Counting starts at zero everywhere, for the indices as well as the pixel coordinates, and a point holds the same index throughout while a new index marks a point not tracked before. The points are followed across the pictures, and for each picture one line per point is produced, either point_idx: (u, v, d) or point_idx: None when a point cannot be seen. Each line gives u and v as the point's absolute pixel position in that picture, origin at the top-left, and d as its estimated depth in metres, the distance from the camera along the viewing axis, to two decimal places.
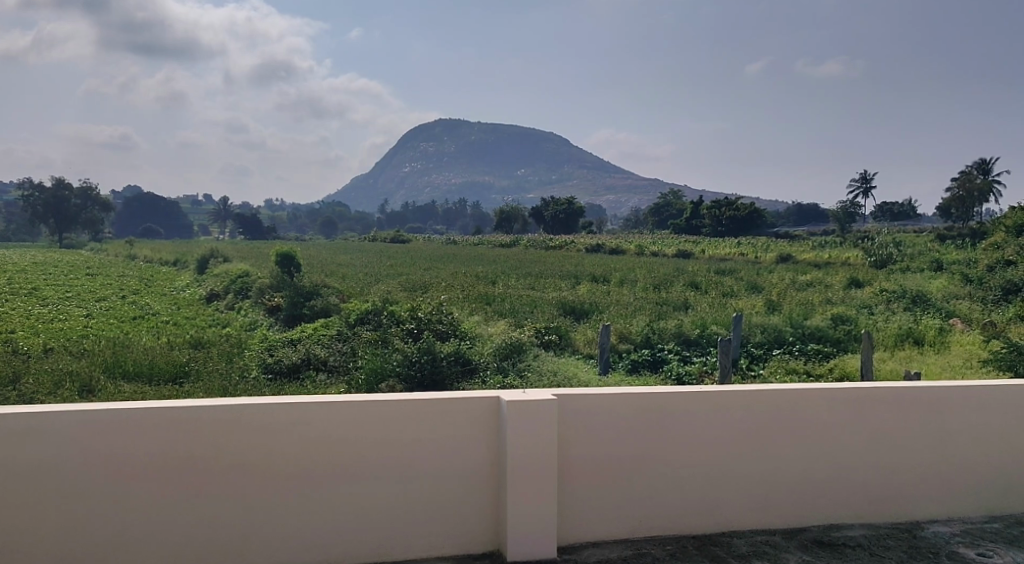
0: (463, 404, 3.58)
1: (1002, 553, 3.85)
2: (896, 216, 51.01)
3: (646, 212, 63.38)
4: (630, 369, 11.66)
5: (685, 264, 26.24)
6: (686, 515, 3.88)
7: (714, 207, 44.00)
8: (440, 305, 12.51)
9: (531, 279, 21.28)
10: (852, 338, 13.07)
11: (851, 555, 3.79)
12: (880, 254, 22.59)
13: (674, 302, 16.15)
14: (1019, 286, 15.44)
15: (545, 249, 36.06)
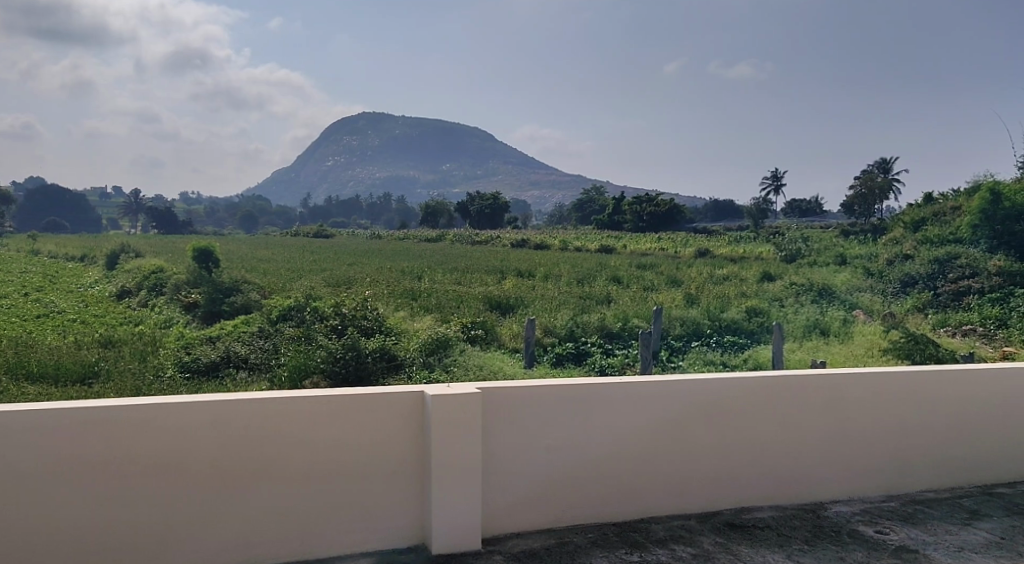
0: (387, 399, 3.60)
1: (897, 530, 4.12)
2: (804, 213, 53.32)
3: (570, 208, 64.20)
4: (555, 363, 11.84)
5: (607, 258, 26.73)
6: (607, 502, 4.01)
7: (635, 203, 44.96)
8: (365, 299, 12.35)
9: (456, 274, 21.26)
10: (765, 330, 13.65)
11: (761, 536, 3.98)
12: (790, 249, 23.59)
13: (596, 296, 16.47)
14: (915, 279, 16.48)
15: (471, 244, 36.05)
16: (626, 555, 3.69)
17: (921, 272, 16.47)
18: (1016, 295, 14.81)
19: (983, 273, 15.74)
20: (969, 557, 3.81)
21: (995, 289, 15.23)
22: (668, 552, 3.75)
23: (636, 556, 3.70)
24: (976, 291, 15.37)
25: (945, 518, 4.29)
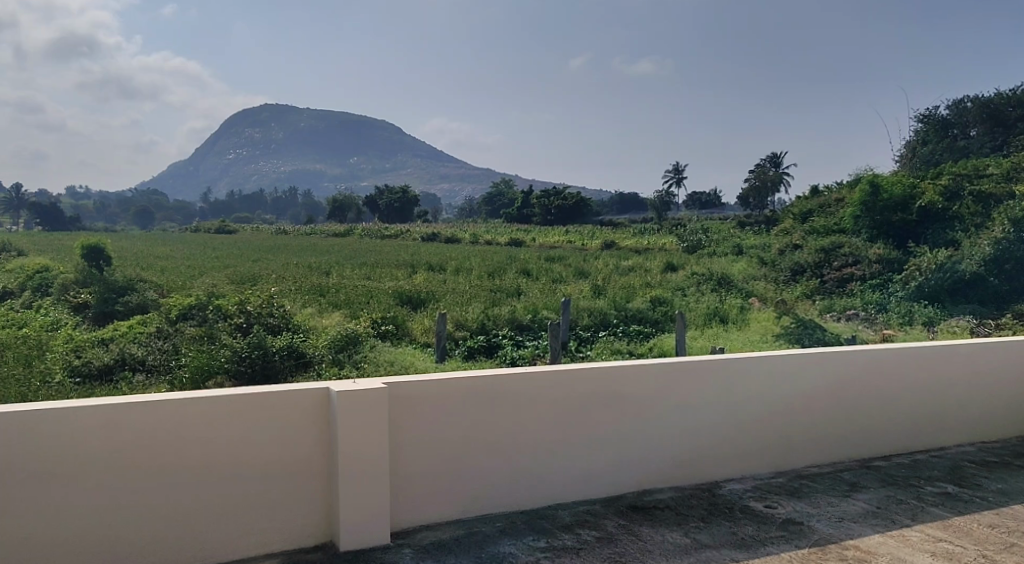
0: (291, 395, 3.56)
1: (784, 504, 4.37)
2: (704, 205, 55.20)
3: (480, 202, 64.42)
4: (466, 356, 11.85)
5: (517, 251, 26.95)
6: (515, 492, 4.09)
7: (544, 197, 45.54)
8: (271, 297, 12.00)
9: (365, 269, 20.98)
10: (669, 319, 14.11)
11: (660, 517, 4.15)
12: (691, 240, 24.49)
13: (507, 289, 16.60)
14: (804, 267, 17.46)
15: (380, 238, 35.57)
16: (533, 542, 3.78)
17: (809, 260, 17.43)
18: (894, 279, 15.52)
19: (864, 261, 16.57)
20: (848, 526, 4.08)
21: (876, 276, 16.03)
22: (574, 537, 3.86)
23: (543, 542, 3.79)
24: (859, 278, 16.19)
25: (829, 491, 4.57)
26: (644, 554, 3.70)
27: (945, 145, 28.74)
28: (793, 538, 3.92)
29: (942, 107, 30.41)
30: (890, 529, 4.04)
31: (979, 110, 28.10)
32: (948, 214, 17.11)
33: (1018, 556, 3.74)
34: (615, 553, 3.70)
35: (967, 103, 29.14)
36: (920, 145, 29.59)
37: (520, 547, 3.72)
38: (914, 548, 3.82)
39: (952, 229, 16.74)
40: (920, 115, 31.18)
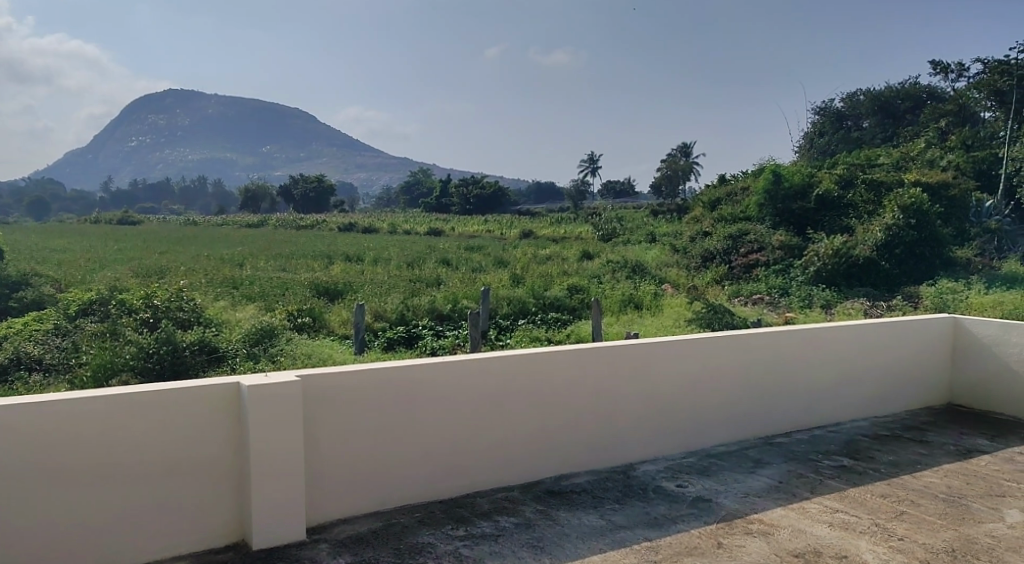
0: (199, 390, 3.45)
1: (694, 483, 4.53)
2: (618, 194, 56.44)
3: (397, 191, 63.88)
4: (385, 347, 11.71)
5: (436, 241, 26.84)
6: (434, 481, 4.09)
7: (462, 186, 45.53)
8: (179, 289, 11.59)
9: (280, 260, 20.48)
10: (585, 306, 14.33)
11: (577, 500, 4.23)
12: (606, 229, 25.00)
13: (426, 278, 16.52)
14: (714, 254, 18.14)
15: (295, 229, 34.81)
16: (453, 531, 3.80)
17: (717, 247, 18.11)
18: (795, 265, 16.19)
19: (768, 247, 17.18)
20: (753, 501, 4.26)
21: (779, 262, 16.68)
22: (492, 524, 3.90)
23: (462, 530, 3.81)
24: (764, 264, 16.85)
25: (735, 468, 4.76)
26: (562, 538, 3.77)
27: (839, 136, 30.20)
28: (702, 515, 4.07)
29: (837, 99, 31.88)
30: (792, 502, 4.24)
31: (870, 102, 29.57)
32: (844, 201, 17.79)
33: (907, 522, 3.97)
34: (533, 539, 3.75)
35: (860, 96, 30.67)
36: (817, 135, 30.96)
37: (440, 536, 3.74)
38: (814, 519, 4.02)
39: (847, 216, 17.46)
40: (818, 106, 32.60)
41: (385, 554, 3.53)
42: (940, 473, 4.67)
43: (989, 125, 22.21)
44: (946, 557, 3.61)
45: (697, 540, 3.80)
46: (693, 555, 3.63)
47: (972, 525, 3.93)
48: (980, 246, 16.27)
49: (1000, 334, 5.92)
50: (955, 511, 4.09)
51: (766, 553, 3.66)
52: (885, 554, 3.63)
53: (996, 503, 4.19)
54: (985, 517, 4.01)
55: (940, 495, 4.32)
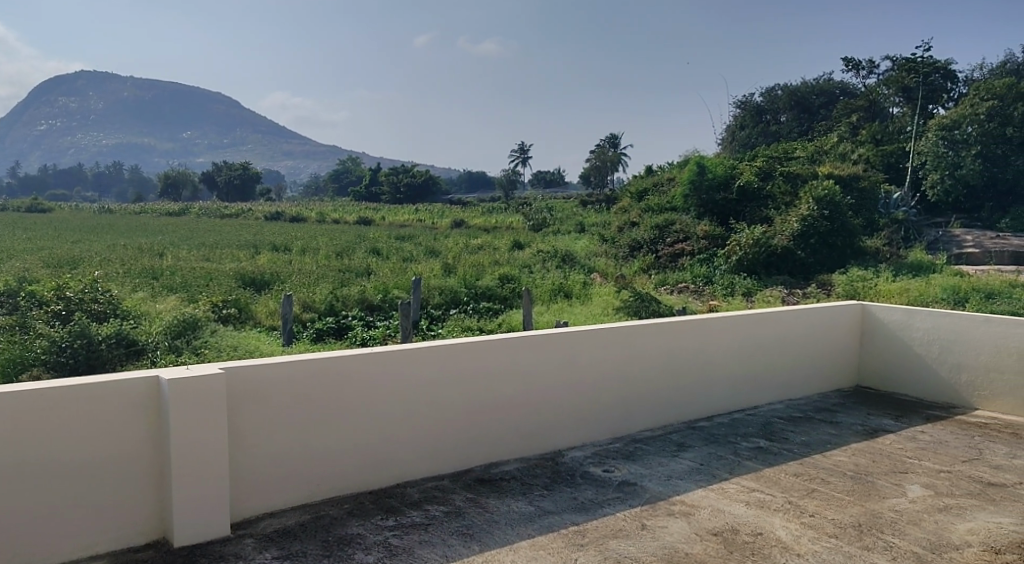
0: (117, 386, 3.35)
1: (620, 467, 4.64)
2: (548, 184, 56.94)
3: (325, 179, 62.77)
4: (314, 339, 11.52)
5: (366, 230, 26.49)
6: (363, 472, 4.07)
7: (392, 175, 45.05)
8: (94, 280, 11.12)
9: (204, 250, 19.83)
10: (517, 295, 14.39)
11: (506, 488, 4.28)
12: (537, 219, 25.18)
13: (356, 268, 16.30)
14: (641, 244, 18.54)
15: (219, 217, 33.79)
16: (382, 522, 3.79)
17: (645, 237, 18.51)
18: (718, 254, 16.65)
19: (693, 237, 17.62)
20: (675, 483, 4.40)
21: (703, 251, 17.11)
22: (422, 513, 3.91)
23: (392, 520, 3.81)
24: (689, 253, 17.25)
25: (660, 452, 4.90)
26: (491, 525, 3.81)
27: (759, 130, 31.11)
28: (627, 499, 4.18)
29: (757, 94, 32.75)
30: (712, 483, 4.40)
31: (787, 97, 30.43)
32: (763, 193, 18.30)
33: (817, 499, 4.17)
34: (464, 526, 3.79)
35: (778, 91, 31.65)
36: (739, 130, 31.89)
37: (369, 527, 3.73)
38: (732, 499, 4.18)
39: (766, 207, 18.01)
40: (739, 100, 33.46)
41: (312, 546, 3.51)
42: (849, 452, 4.91)
43: (896, 120, 23.17)
44: (853, 531, 3.80)
45: (622, 522, 3.90)
46: (617, 537, 3.73)
47: (877, 500, 4.15)
48: (889, 236, 16.98)
49: (904, 319, 6.25)
50: (861, 488, 4.31)
51: (687, 533, 3.79)
52: (797, 530, 3.81)
53: (899, 479, 4.44)
54: (889, 493, 4.24)
55: (848, 473, 4.54)
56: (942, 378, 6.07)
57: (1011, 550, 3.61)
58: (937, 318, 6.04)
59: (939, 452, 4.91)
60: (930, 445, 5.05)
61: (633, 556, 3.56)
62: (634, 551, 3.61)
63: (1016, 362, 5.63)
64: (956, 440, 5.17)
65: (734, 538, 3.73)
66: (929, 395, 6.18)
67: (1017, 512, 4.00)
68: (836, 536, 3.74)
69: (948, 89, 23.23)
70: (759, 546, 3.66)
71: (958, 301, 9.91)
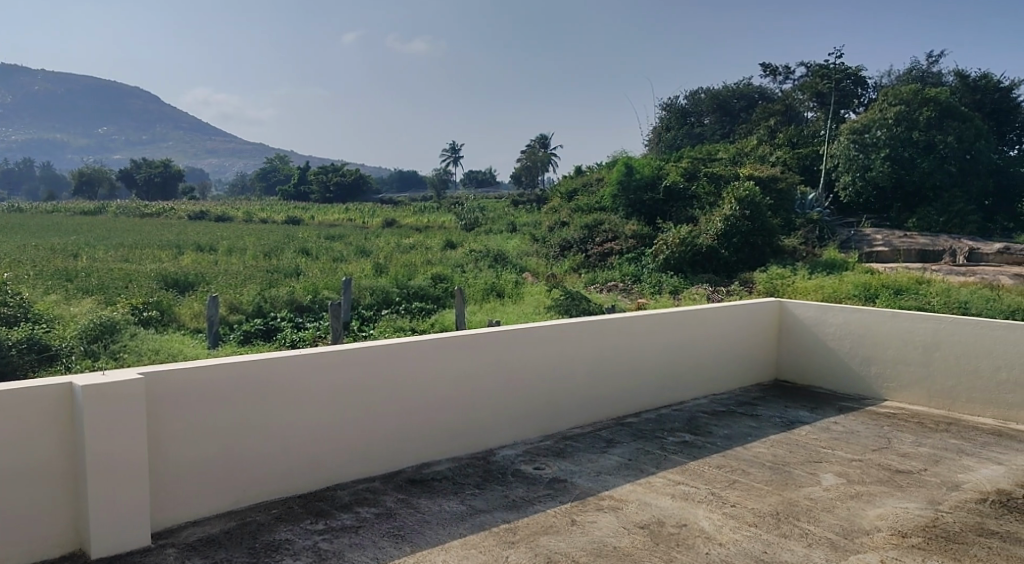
0: (29, 392, 3.21)
1: (551, 465, 4.70)
2: (480, 184, 57.06)
3: (251, 178, 61.32)
4: (241, 341, 11.24)
5: (295, 230, 25.95)
6: (291, 475, 4.01)
7: (321, 174, 44.31)
8: (3, 282, 10.56)
9: (123, 250, 19.10)
10: (449, 294, 14.35)
11: (438, 487, 4.28)
12: (468, 218, 25.21)
13: (284, 269, 15.98)
14: (571, 243, 18.77)
15: (139, 216, 32.62)
16: (311, 526, 3.74)
17: (575, 237, 18.75)
18: (646, 253, 17.00)
19: (621, 236, 17.96)
20: (604, 478, 4.49)
21: (631, 250, 17.43)
22: (352, 516, 3.87)
23: (321, 524, 3.77)
24: (618, 252, 17.56)
25: (589, 449, 4.98)
26: (423, 525, 3.81)
27: (684, 131, 31.94)
28: (558, 495, 4.24)
29: (682, 96, 33.53)
30: (639, 477, 4.50)
31: (710, 100, 31.24)
32: (688, 193, 18.76)
33: (738, 490, 4.31)
34: (394, 527, 3.77)
35: (701, 94, 32.49)
36: (665, 131, 32.72)
37: (297, 532, 3.68)
38: (658, 493, 4.29)
39: (691, 207, 18.45)
40: (664, 102, 34.18)
41: (238, 554, 3.44)
42: (768, 443, 5.09)
43: (811, 125, 24.08)
44: (771, 520, 3.94)
45: (552, 519, 3.95)
46: (548, 533, 3.78)
47: (794, 489, 4.32)
48: (805, 234, 17.62)
49: (818, 315, 6.52)
50: (780, 478, 4.48)
51: (615, 527, 3.86)
52: (720, 521, 3.93)
53: (814, 468, 4.63)
54: (805, 482, 4.42)
55: (768, 464, 4.71)
56: (853, 370, 6.35)
57: (916, 533, 3.81)
58: (849, 314, 6.32)
59: (851, 442, 5.14)
60: (842, 435, 5.29)
61: (562, 551, 3.62)
62: (564, 547, 3.66)
63: (921, 354, 5.94)
64: (866, 430, 5.42)
65: (661, 530, 3.83)
66: (841, 387, 6.46)
67: (922, 498, 4.23)
68: (755, 525, 3.88)
69: (858, 94, 24.28)
70: (683, 537, 3.77)
71: (869, 297, 10.38)
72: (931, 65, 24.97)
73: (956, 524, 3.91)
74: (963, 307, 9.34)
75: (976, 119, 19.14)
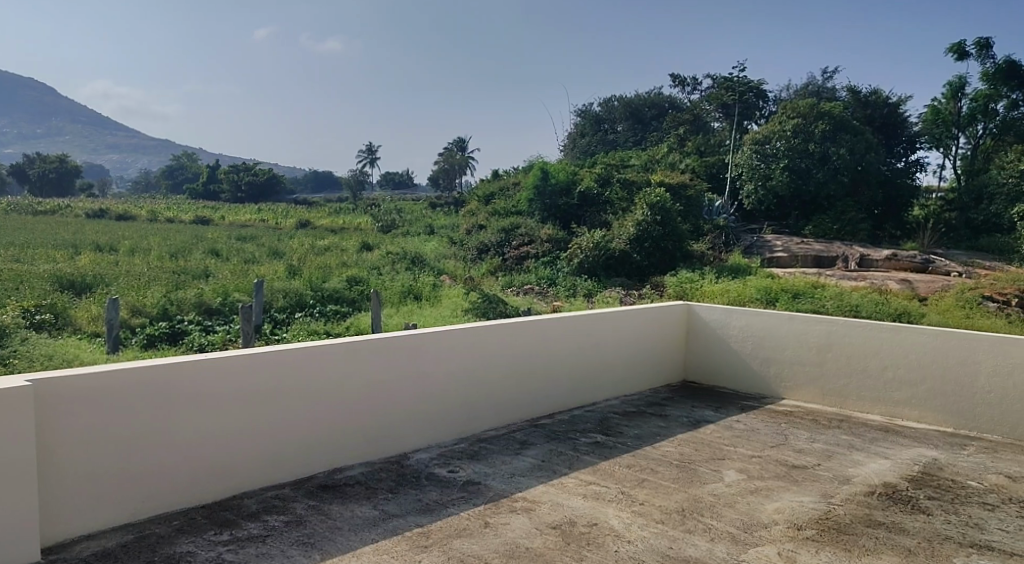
0: None
1: (465, 467, 4.70)
2: (398, 185, 56.68)
3: (156, 175, 59.02)
4: (144, 346, 10.78)
5: (203, 230, 25.08)
6: (195, 485, 3.87)
7: (232, 173, 43.00)
8: None
9: (14, 249, 17.99)
10: (365, 297, 14.16)
11: (351, 493, 4.22)
12: (385, 220, 24.98)
13: (192, 270, 15.42)
14: (488, 247, 18.84)
15: (32, 214, 30.76)
16: (215, 536, 3.63)
17: (492, 240, 18.84)
18: (561, 257, 17.23)
19: (537, 240, 18.15)
20: (518, 480, 4.53)
21: (546, 254, 17.64)
22: (259, 524, 3.77)
23: (226, 534, 3.66)
24: (533, 256, 17.74)
25: (503, 451, 5.01)
26: (334, 532, 3.74)
27: (598, 138, 32.60)
28: (471, 498, 4.25)
29: (597, 103, 34.19)
30: (552, 478, 4.56)
31: (623, 108, 31.98)
32: (602, 198, 19.14)
33: (646, 488, 4.42)
34: (304, 535, 3.70)
35: (614, 101, 33.25)
36: (580, 137, 33.33)
37: (200, 543, 3.55)
38: (570, 493, 4.36)
39: (605, 212, 18.82)
40: (579, 108, 34.78)
41: None
42: (675, 442, 5.24)
43: (717, 134, 24.95)
44: (676, 516, 4.07)
45: (465, 522, 3.96)
46: (461, 537, 3.79)
47: (698, 486, 4.46)
48: (712, 240, 18.22)
49: (722, 318, 6.77)
50: (686, 476, 4.63)
51: (527, 528, 3.90)
52: (629, 519, 4.02)
53: (717, 466, 4.80)
54: (709, 478, 4.58)
55: (674, 462, 4.85)
56: (755, 371, 6.61)
57: (810, 526, 4.00)
58: (750, 317, 6.59)
59: (751, 439, 5.35)
60: (744, 433, 5.50)
61: (475, 553, 3.63)
62: (477, 549, 3.67)
63: (815, 355, 6.25)
64: (766, 427, 5.67)
65: (572, 530, 3.89)
66: (743, 387, 6.71)
67: (816, 492, 4.45)
68: (661, 522, 3.99)
69: (760, 107, 25.27)
70: (594, 536, 3.84)
71: (769, 301, 10.83)
72: (826, 81, 26.25)
73: (847, 516, 4.13)
74: (855, 310, 9.88)
75: (867, 134, 20.13)
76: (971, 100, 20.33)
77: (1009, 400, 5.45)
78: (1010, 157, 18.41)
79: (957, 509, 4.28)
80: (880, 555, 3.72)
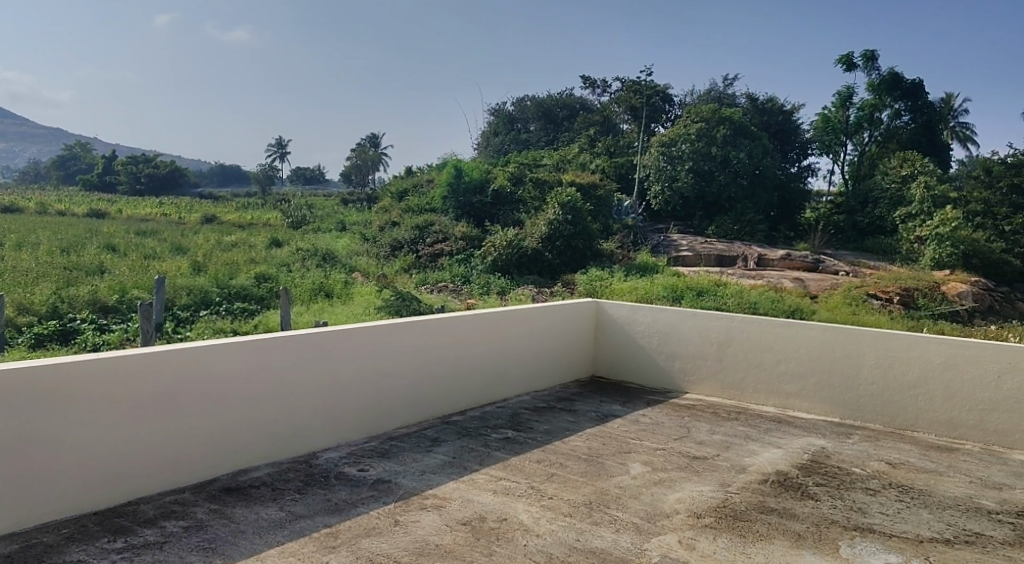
0: None
1: (375, 466, 4.66)
2: (308, 181, 55.43)
3: (46, 165, 55.69)
4: (33, 345, 10.18)
5: (100, 224, 23.85)
6: (86, 491, 3.70)
7: (130, 164, 41.01)
8: None
9: None
10: (274, 295, 13.80)
11: (256, 495, 4.11)
12: (295, 215, 24.41)
13: (87, 266, 14.63)
14: (401, 244, 18.68)
15: None
16: (108, 544, 3.48)
17: (405, 238, 18.69)
18: (474, 255, 17.25)
19: (452, 238, 18.14)
20: (428, 477, 4.52)
21: (460, 251, 17.64)
22: (157, 530, 3.64)
23: (120, 542, 3.51)
24: (447, 253, 17.71)
25: (414, 448, 4.99)
26: (236, 536, 3.65)
27: (512, 137, 32.78)
28: (381, 497, 4.22)
29: (510, 103, 34.44)
30: (462, 474, 4.59)
31: (535, 108, 32.28)
32: (515, 197, 19.27)
33: (555, 482, 4.50)
34: (205, 540, 3.59)
35: (526, 101, 33.55)
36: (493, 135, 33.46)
37: (92, 552, 3.40)
38: (480, 489, 4.39)
39: (518, 210, 18.96)
40: (493, 108, 34.98)
41: None
42: (583, 437, 5.35)
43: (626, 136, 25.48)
44: (584, 509, 4.16)
45: (374, 520, 3.93)
46: (369, 536, 3.76)
47: (605, 479, 4.58)
48: (621, 239, 18.60)
49: (629, 314, 6.94)
50: (593, 469, 4.73)
51: (437, 526, 3.91)
52: (537, 513, 4.08)
53: (623, 459, 4.93)
54: (615, 472, 4.69)
55: (582, 457, 4.95)
56: (659, 367, 6.81)
57: (709, 514, 4.17)
58: (656, 313, 6.79)
59: (656, 433, 5.52)
60: (649, 427, 5.67)
61: (384, 552, 3.61)
62: (386, 548, 3.66)
63: (716, 350, 6.50)
64: (670, 421, 5.85)
65: (482, 525, 3.92)
66: (648, 382, 6.90)
67: (715, 481, 4.63)
68: (569, 515, 4.07)
69: (666, 110, 26.01)
70: (503, 531, 3.88)
71: (674, 299, 11.19)
72: (727, 87, 27.29)
73: (743, 503, 4.33)
74: (752, 308, 10.33)
75: (763, 139, 21.31)
76: (858, 108, 21.69)
77: (889, 392, 5.82)
78: (893, 163, 19.92)
79: (843, 494, 4.55)
80: (773, 540, 3.92)
